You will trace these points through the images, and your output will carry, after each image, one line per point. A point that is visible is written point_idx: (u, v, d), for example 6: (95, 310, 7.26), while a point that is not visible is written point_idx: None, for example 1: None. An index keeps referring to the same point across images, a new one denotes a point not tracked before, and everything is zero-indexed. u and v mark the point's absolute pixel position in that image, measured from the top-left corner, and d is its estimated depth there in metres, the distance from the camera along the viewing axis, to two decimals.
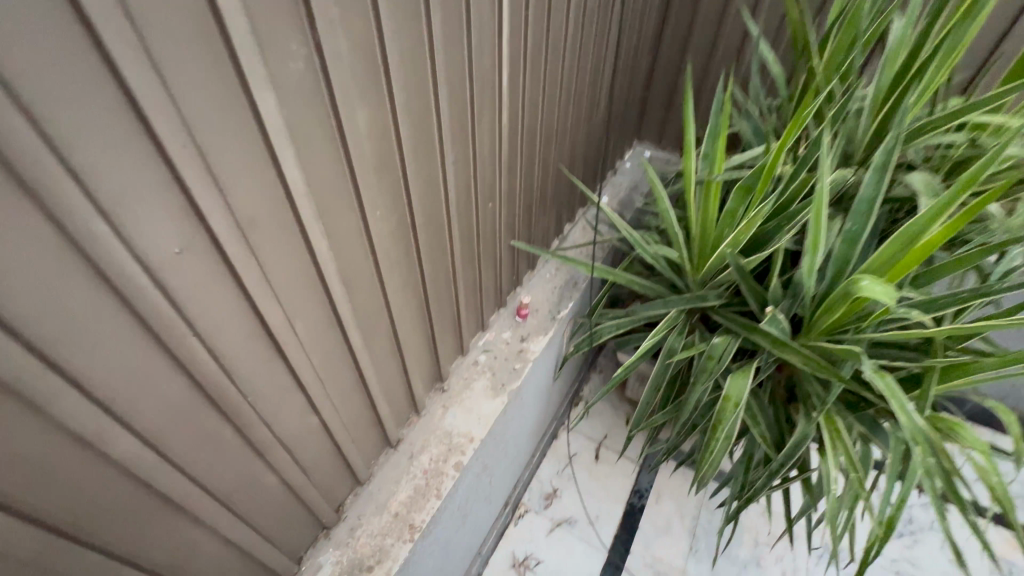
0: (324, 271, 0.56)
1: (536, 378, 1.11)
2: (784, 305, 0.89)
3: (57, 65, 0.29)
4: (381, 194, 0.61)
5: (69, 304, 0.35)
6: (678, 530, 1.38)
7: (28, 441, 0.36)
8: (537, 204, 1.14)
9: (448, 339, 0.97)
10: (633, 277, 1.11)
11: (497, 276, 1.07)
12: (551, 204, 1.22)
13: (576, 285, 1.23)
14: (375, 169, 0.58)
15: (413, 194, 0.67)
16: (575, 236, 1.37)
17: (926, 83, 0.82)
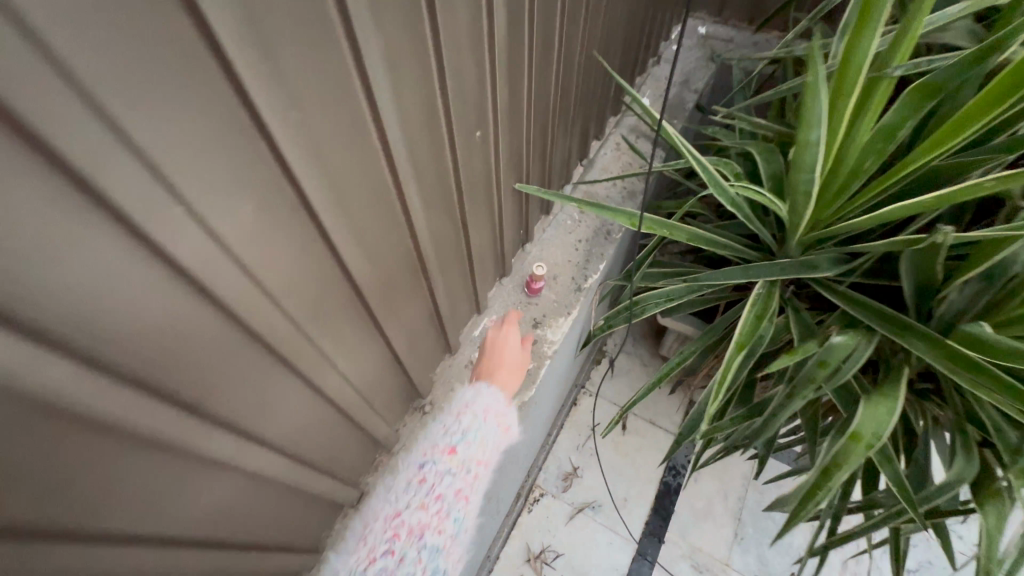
0: (26, 348, 0.23)
1: (554, 373, 0.81)
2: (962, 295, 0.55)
3: None
4: (177, 142, 0.26)
5: None
6: (720, 515, 1.17)
7: None
8: (552, 118, 0.74)
9: (424, 343, 0.65)
10: (697, 231, 0.74)
11: (495, 237, 0.72)
12: (573, 117, 0.82)
13: (609, 236, 0.87)
14: (129, 84, 0.22)
15: (276, 128, 0.31)
16: (605, 159, 0.98)
17: None
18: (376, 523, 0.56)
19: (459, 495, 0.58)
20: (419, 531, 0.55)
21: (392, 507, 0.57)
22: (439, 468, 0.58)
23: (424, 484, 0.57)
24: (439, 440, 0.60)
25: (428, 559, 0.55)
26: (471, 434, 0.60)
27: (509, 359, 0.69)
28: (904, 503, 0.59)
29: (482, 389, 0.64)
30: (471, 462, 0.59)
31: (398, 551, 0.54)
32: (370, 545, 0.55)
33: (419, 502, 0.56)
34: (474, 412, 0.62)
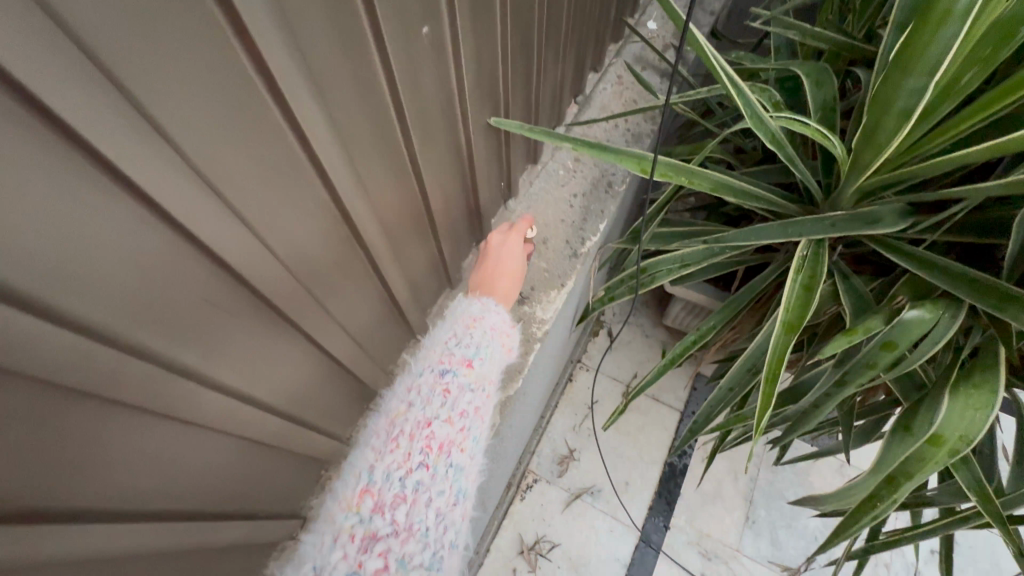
0: None
1: (546, 357, 0.67)
2: None
3: None
4: None
5: None
6: (730, 497, 1.08)
7: None
8: (539, 34, 0.57)
9: (377, 330, 0.50)
10: (723, 178, 0.59)
11: (466, 192, 0.56)
12: (565, 38, 0.65)
13: (612, 191, 0.72)
14: None
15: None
16: (606, 95, 0.80)
17: None
18: (396, 435, 0.45)
19: (483, 412, 0.48)
20: (449, 447, 0.45)
21: (413, 415, 0.46)
22: (462, 379, 0.47)
23: (449, 393, 0.47)
24: (456, 346, 0.49)
25: (458, 479, 0.45)
26: (486, 348, 0.50)
27: (511, 262, 0.58)
28: (1001, 529, 0.46)
29: (492, 303, 0.53)
30: (491, 376, 0.49)
31: (430, 466, 0.44)
32: (395, 458, 0.44)
33: (447, 413, 0.46)
34: (486, 323, 0.51)
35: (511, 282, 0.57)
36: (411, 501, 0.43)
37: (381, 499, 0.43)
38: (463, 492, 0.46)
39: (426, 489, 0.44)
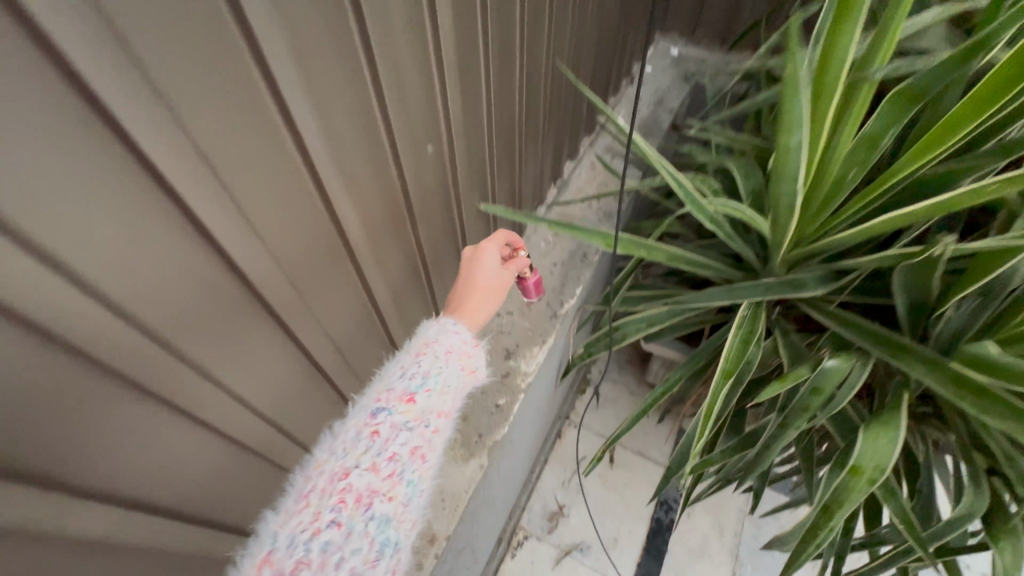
0: None
1: (530, 407, 0.75)
2: (959, 311, 0.51)
3: None
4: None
5: None
6: (715, 551, 1.10)
7: None
8: (520, 136, 0.71)
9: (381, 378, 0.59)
10: (676, 252, 0.70)
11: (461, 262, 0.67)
12: (542, 137, 0.79)
13: (587, 259, 0.83)
14: None
15: (149, 125, 0.26)
16: (579, 178, 0.95)
17: None
18: (312, 488, 0.41)
19: (423, 454, 0.44)
20: (373, 497, 0.40)
21: (335, 463, 0.42)
22: (399, 417, 0.44)
23: (380, 435, 0.43)
24: (398, 381, 0.46)
25: (383, 533, 0.40)
26: (432, 377, 0.46)
27: (482, 277, 0.58)
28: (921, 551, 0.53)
29: (452, 323, 0.52)
30: (435, 414, 0.46)
31: (345, 522, 0.39)
32: (304, 515, 0.39)
33: (374, 458, 0.42)
34: (439, 351, 0.49)
35: (488, 296, 0.57)
36: (315, 565, 0.37)
37: (282, 564, 0.37)
38: (388, 547, 0.40)
39: (336, 550, 0.38)
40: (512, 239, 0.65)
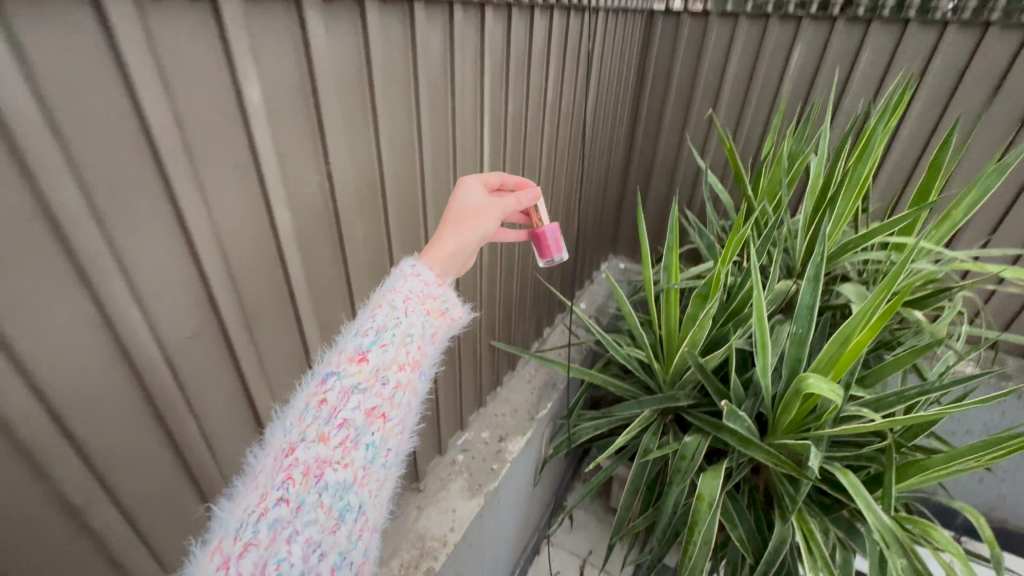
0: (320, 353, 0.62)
1: (513, 481, 1.11)
2: (747, 404, 0.94)
3: (133, 192, 0.39)
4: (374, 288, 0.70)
5: (92, 383, 0.40)
6: None
7: (30, 512, 0.39)
8: (517, 309, 1.23)
9: (427, 436, 0.98)
10: (607, 378, 1.15)
11: (477, 375, 1.13)
12: (530, 309, 1.32)
13: (554, 387, 1.28)
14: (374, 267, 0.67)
15: None
16: (554, 338, 1.47)
17: (840, 212, 0.95)
18: (264, 469, 0.44)
19: (378, 414, 0.47)
20: (324, 467, 0.44)
21: (285, 441, 0.45)
22: (348, 380, 0.47)
23: (329, 404, 0.46)
24: (352, 345, 0.50)
25: (339, 500, 0.44)
26: (385, 336, 0.50)
27: (458, 206, 0.65)
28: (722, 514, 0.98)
29: (410, 268, 0.56)
30: (390, 371, 0.49)
31: (295, 498, 0.42)
32: (253, 498, 0.42)
33: (322, 429, 0.45)
34: (396, 302, 0.53)
35: (463, 226, 0.64)
36: (265, 543, 0.40)
37: (231, 549, 0.40)
38: (348, 512, 0.44)
39: (287, 525, 0.41)
40: (505, 180, 0.75)
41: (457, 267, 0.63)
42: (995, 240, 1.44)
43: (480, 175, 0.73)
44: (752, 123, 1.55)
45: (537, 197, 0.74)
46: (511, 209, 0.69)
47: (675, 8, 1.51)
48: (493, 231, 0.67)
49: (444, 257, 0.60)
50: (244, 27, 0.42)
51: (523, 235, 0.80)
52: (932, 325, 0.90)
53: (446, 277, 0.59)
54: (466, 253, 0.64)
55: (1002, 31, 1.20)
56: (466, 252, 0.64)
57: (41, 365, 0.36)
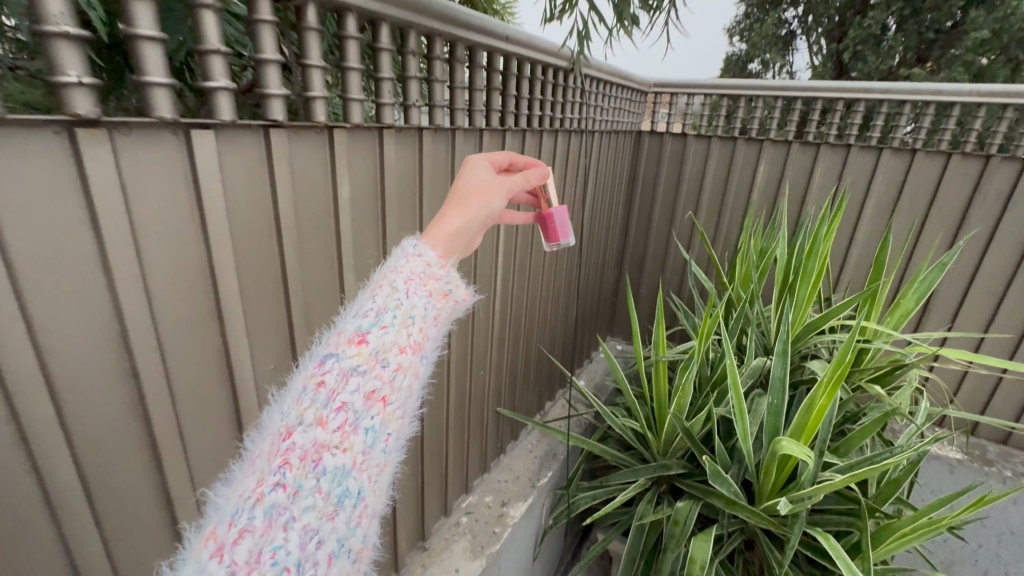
0: None
1: (514, 548, 1.14)
2: (733, 470, 1.02)
3: (259, 253, 0.54)
4: None
5: (204, 394, 0.52)
6: None
7: (142, 496, 0.48)
8: (520, 380, 1.35)
9: (436, 493, 1.05)
10: (604, 447, 1.22)
11: (483, 439, 1.21)
12: (533, 382, 1.44)
13: (555, 456, 1.36)
14: None
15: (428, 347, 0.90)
16: (554, 411, 1.58)
17: (800, 297, 1.12)
18: (258, 453, 0.38)
19: (379, 397, 0.40)
20: (321, 452, 0.37)
21: (280, 424, 0.39)
22: (347, 362, 0.40)
23: (326, 387, 0.39)
24: (350, 326, 0.43)
25: (338, 486, 0.38)
26: (387, 315, 0.43)
27: (463, 182, 0.58)
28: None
29: (413, 247, 0.49)
30: (390, 353, 0.42)
31: (292, 483, 0.36)
32: (249, 482, 0.37)
33: (319, 412, 0.38)
34: (397, 282, 0.46)
35: (468, 203, 0.56)
36: (260, 531, 0.35)
37: (226, 535, 0.34)
38: (347, 498, 0.38)
39: (283, 512, 0.36)
40: (513, 159, 0.73)
41: (462, 248, 0.55)
42: (956, 329, 1.59)
43: (487, 154, 0.67)
44: (730, 223, 1.78)
45: (546, 176, 0.69)
46: (520, 186, 0.63)
47: (658, 131, 1.81)
48: (501, 211, 0.60)
49: (449, 236, 0.53)
50: (346, 147, 0.62)
51: (532, 217, 0.80)
52: (890, 398, 1.01)
53: (450, 258, 0.52)
54: (472, 232, 0.57)
55: (926, 156, 1.46)
56: (473, 231, 0.57)
57: (179, 374, 0.49)
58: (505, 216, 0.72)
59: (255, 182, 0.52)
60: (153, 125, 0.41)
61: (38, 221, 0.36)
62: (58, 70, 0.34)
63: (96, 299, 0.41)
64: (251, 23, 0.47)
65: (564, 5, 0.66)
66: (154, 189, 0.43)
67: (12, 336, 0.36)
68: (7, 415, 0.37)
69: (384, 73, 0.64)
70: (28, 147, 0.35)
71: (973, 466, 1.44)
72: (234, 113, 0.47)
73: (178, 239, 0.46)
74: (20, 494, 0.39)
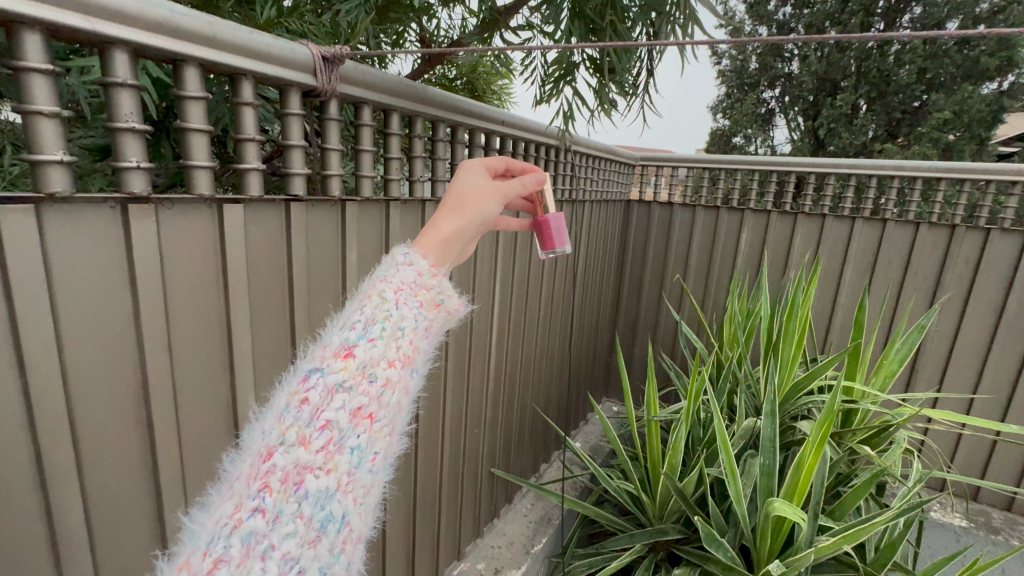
0: None
1: None
2: (729, 534, 1.01)
3: (272, 312, 0.59)
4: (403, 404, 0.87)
5: (209, 445, 0.55)
6: None
7: (139, 549, 0.49)
8: (515, 441, 1.35)
9: (427, 559, 1.03)
10: (599, 511, 1.19)
11: (477, 501, 1.20)
12: (528, 442, 1.43)
13: (550, 521, 1.35)
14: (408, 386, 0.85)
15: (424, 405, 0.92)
16: (549, 474, 1.56)
17: (785, 358, 1.16)
18: (238, 475, 0.36)
19: (365, 414, 0.39)
20: (304, 474, 0.36)
21: (261, 444, 0.37)
22: (332, 378, 0.39)
23: (310, 404, 0.38)
24: (336, 339, 0.41)
25: (321, 509, 0.36)
26: (375, 328, 0.42)
27: (457, 186, 0.53)
28: None
29: (403, 255, 0.47)
30: (378, 367, 0.40)
31: (272, 508, 0.35)
32: (227, 507, 0.35)
33: (302, 432, 0.37)
34: (387, 292, 0.44)
35: (462, 208, 0.51)
36: (237, 560, 0.33)
37: (201, 564, 0.32)
38: (330, 523, 0.37)
39: (262, 540, 0.34)
40: (512, 164, 0.66)
41: (455, 255, 0.51)
42: (945, 391, 1.61)
43: (484, 159, 0.62)
44: (717, 286, 1.85)
45: (545, 181, 0.62)
46: (517, 193, 0.57)
47: (646, 200, 1.93)
48: (499, 216, 0.55)
49: (439, 246, 0.49)
50: (356, 216, 0.68)
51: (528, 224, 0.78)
52: (880, 459, 1.02)
53: (442, 268, 0.49)
54: (467, 240, 0.52)
55: (896, 225, 1.56)
56: (466, 240, 0.52)
57: (188, 425, 0.52)
58: (500, 222, 0.71)
59: (274, 248, 0.58)
60: (191, 200, 0.48)
61: (86, 281, 0.41)
62: (122, 158, 0.41)
63: (124, 351, 0.45)
64: (282, 116, 0.55)
65: (552, 87, 0.75)
66: (186, 254, 0.48)
67: (49, 384, 0.40)
68: (31, 459, 0.40)
69: (393, 154, 0.73)
70: (86, 219, 0.40)
71: (979, 534, 1.41)
72: (261, 190, 0.54)
73: (201, 298, 0.51)
74: (30, 539, 0.41)
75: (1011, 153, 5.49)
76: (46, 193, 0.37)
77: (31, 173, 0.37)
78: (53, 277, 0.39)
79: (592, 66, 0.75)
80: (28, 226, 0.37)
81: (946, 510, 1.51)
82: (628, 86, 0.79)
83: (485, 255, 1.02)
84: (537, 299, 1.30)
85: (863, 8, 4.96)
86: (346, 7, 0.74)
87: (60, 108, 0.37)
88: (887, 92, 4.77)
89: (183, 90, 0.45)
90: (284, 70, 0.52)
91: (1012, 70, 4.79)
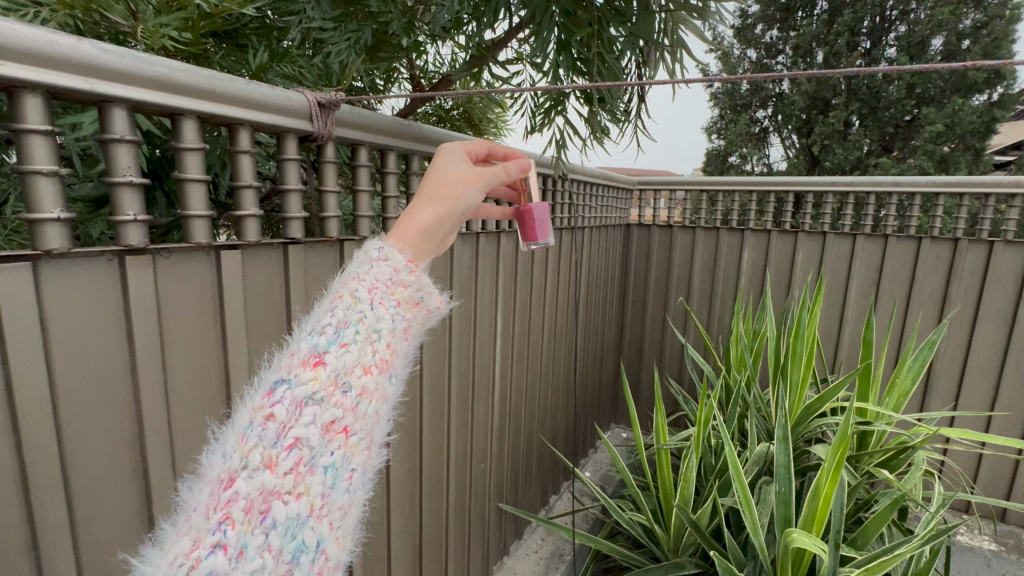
0: None
1: None
2: (747, 567, 0.97)
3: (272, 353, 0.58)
4: (408, 442, 0.85)
5: None
6: None
7: None
8: (522, 475, 1.32)
9: None
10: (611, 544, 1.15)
11: (485, 537, 1.17)
12: (536, 473, 1.40)
13: (561, 557, 1.32)
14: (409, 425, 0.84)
15: (428, 441, 0.90)
16: (559, 506, 1.54)
17: (795, 378, 1.13)
18: (197, 506, 0.35)
19: (339, 428, 0.38)
20: (270, 501, 0.35)
21: (222, 469, 0.35)
22: (301, 390, 0.37)
23: (276, 421, 0.36)
24: (305, 345, 0.40)
25: (292, 539, 0.35)
26: (346, 333, 0.41)
27: (438, 173, 0.53)
28: None
29: (378, 249, 0.46)
30: (352, 376, 0.40)
31: (235, 543, 0.33)
32: (183, 545, 0.33)
33: (268, 453, 0.35)
34: (359, 291, 0.43)
35: (442, 195, 0.51)
36: None
37: None
38: (303, 553, 0.35)
39: None
40: (493, 149, 0.66)
41: (434, 247, 0.51)
42: (962, 409, 1.58)
43: (466, 143, 0.61)
44: (722, 306, 1.84)
45: (530, 167, 0.61)
46: (500, 179, 0.57)
47: (645, 223, 1.94)
48: (479, 205, 0.55)
49: (418, 237, 0.49)
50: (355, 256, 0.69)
51: (510, 212, 0.78)
52: (899, 484, 0.99)
53: (419, 263, 0.48)
54: (447, 231, 0.52)
55: (898, 241, 1.56)
56: (447, 229, 0.52)
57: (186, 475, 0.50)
58: (482, 209, 0.72)
59: (271, 288, 0.57)
60: (189, 249, 0.48)
61: (81, 334, 0.41)
62: (120, 212, 0.41)
63: (120, 399, 0.44)
64: (279, 161, 0.56)
65: (544, 118, 0.77)
66: (184, 298, 0.48)
67: (44, 440, 0.39)
68: (21, 521, 0.39)
69: (390, 192, 0.74)
70: (82, 274, 0.40)
71: (1009, 556, 1.35)
72: (257, 235, 0.54)
73: (198, 342, 0.50)
74: None
75: (1007, 163, 5.53)
76: (43, 250, 0.38)
77: (29, 230, 0.37)
78: (48, 331, 0.39)
79: (583, 95, 0.75)
80: (24, 282, 0.37)
81: (971, 534, 1.46)
82: (620, 114, 0.79)
83: (485, 285, 1.02)
84: (540, 324, 1.29)
85: (848, 28, 5.07)
86: (336, 48, 0.80)
87: (58, 167, 0.38)
88: (879, 108, 4.85)
89: (180, 142, 0.45)
90: (282, 117, 0.54)
91: (999, 82, 4.87)
